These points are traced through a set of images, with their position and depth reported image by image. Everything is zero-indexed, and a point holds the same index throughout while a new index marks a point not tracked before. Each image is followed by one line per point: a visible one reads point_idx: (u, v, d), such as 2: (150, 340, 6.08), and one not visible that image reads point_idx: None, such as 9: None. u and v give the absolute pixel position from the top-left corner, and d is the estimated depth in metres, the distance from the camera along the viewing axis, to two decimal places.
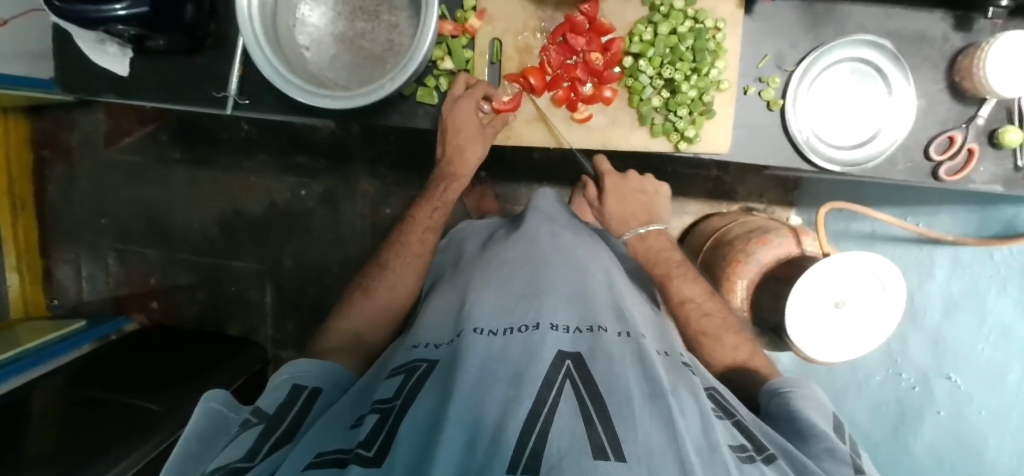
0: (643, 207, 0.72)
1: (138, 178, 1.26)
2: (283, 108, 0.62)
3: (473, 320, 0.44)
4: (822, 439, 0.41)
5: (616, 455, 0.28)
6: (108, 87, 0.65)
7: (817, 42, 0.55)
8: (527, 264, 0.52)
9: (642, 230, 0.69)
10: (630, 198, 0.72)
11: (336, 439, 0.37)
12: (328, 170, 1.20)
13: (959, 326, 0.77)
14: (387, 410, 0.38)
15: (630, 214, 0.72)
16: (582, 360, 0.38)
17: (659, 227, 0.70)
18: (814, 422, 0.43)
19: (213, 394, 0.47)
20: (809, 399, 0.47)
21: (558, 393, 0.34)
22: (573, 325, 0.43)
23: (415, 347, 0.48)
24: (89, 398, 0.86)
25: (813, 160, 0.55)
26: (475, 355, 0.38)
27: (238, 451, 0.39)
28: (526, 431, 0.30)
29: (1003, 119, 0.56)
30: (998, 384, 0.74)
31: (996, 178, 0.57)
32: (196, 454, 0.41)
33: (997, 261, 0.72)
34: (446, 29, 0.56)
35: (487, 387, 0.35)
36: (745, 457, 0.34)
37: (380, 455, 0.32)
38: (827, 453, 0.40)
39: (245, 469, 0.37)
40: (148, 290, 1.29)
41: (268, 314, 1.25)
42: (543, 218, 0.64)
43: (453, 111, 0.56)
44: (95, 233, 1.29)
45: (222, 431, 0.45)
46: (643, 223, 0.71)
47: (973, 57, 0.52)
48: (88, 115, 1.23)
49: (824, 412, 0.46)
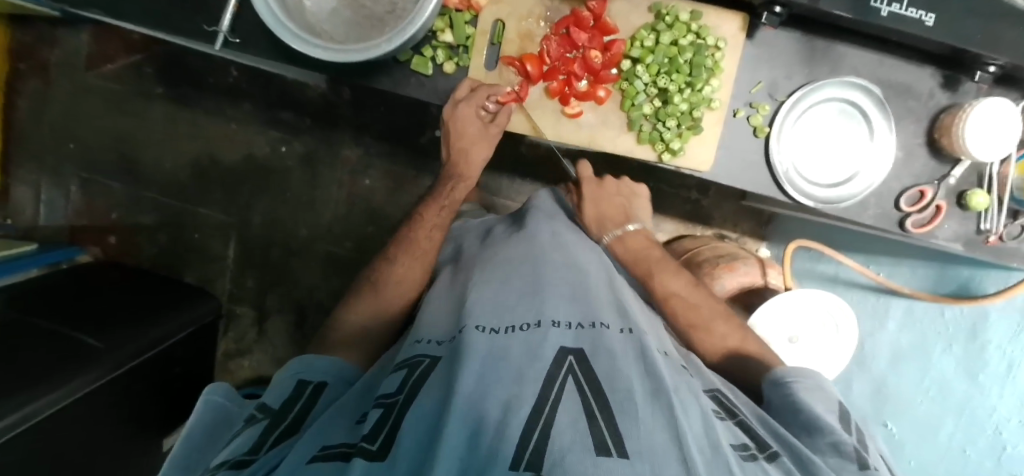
0: (620, 209, 0.72)
1: (114, 108, 1.22)
2: (275, 55, 0.60)
3: (473, 317, 0.43)
4: (827, 433, 0.41)
5: (620, 452, 0.28)
6: (93, 2, 0.61)
7: (811, 78, 0.57)
8: (528, 263, 0.52)
9: (620, 232, 0.69)
10: (607, 199, 0.73)
11: (340, 434, 0.35)
12: (313, 131, 1.17)
13: (900, 374, 0.80)
14: (390, 405, 0.36)
15: (607, 216, 0.71)
16: (585, 357, 0.38)
17: (637, 228, 0.70)
18: (817, 415, 0.42)
19: (216, 387, 0.46)
20: (816, 390, 0.46)
21: (560, 389, 0.34)
22: (574, 321, 0.43)
23: (417, 342, 0.47)
24: (23, 321, 0.82)
25: (788, 192, 0.56)
26: (476, 351, 0.37)
27: (241, 447, 0.37)
28: (528, 429, 0.30)
29: (973, 182, 0.58)
30: (930, 436, 0.75)
31: (957, 237, 0.59)
32: (197, 453, 0.40)
33: (947, 319, 0.72)
34: (451, 2, 0.55)
35: (490, 383, 0.34)
36: (746, 455, 0.35)
37: (384, 450, 0.31)
38: (832, 449, 0.40)
39: (248, 463, 0.35)
40: (107, 225, 1.24)
41: (229, 267, 1.22)
42: (544, 216, 0.64)
43: (456, 115, 0.57)
44: (60, 157, 1.24)
45: (228, 424, 0.44)
46: (620, 224, 0.71)
47: (954, 117, 0.54)
48: (71, 35, 1.18)
49: (829, 400, 0.46)
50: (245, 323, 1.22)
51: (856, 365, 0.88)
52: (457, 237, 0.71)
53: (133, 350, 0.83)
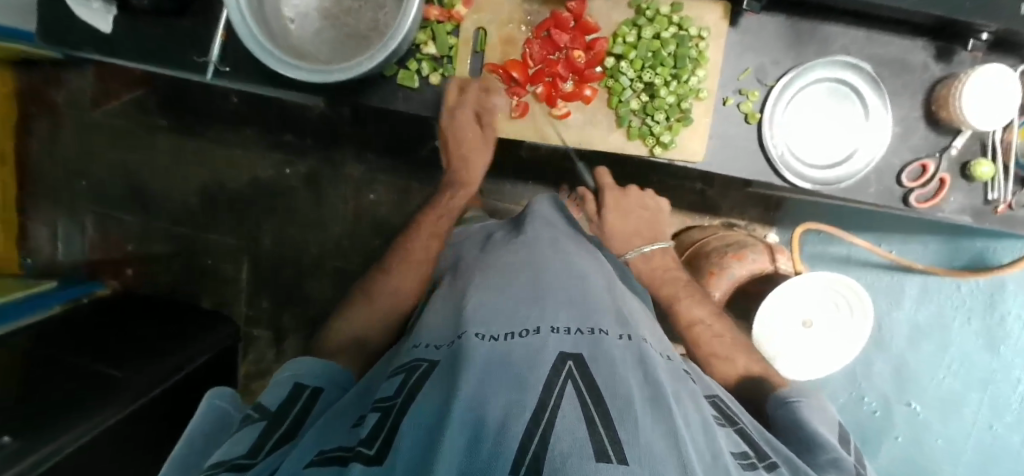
0: (648, 225, 0.76)
1: (122, 143, 1.25)
2: (265, 79, 0.61)
3: (473, 325, 0.43)
4: (826, 451, 0.42)
5: (619, 458, 0.28)
6: (89, 43, 0.63)
7: (799, 60, 0.56)
8: (526, 269, 0.52)
9: (648, 248, 0.72)
10: (632, 214, 0.77)
11: (338, 437, 0.36)
12: (315, 150, 1.19)
13: (921, 351, 0.77)
14: (388, 409, 0.37)
15: (634, 232, 0.75)
16: (584, 361, 0.37)
17: (663, 246, 0.73)
18: (819, 432, 0.44)
19: (219, 392, 0.48)
20: (819, 412, 0.48)
21: (560, 394, 0.33)
22: (574, 326, 0.42)
23: (415, 347, 0.47)
24: (47, 357, 0.84)
25: (785, 176, 0.56)
26: (477, 358, 0.37)
27: (240, 445, 0.37)
28: (529, 434, 0.29)
29: (976, 152, 0.56)
30: (955, 411, 0.74)
31: (964, 209, 0.58)
32: (193, 455, 0.40)
33: (963, 293, 0.72)
34: (431, 14, 0.55)
35: (489, 387, 0.34)
36: (746, 464, 0.35)
37: (381, 453, 0.31)
38: (832, 465, 0.41)
39: (247, 467, 0.35)
40: (123, 257, 1.28)
41: (243, 290, 1.24)
42: (543, 223, 0.64)
43: (451, 117, 0.60)
44: (75, 194, 1.27)
45: (226, 430, 0.45)
46: (648, 241, 0.74)
47: (950, 88, 0.53)
48: (76, 75, 1.22)
49: (829, 422, 0.47)
50: (262, 344, 1.23)
51: (872, 346, 0.83)
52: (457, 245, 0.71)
53: (152, 379, 0.84)
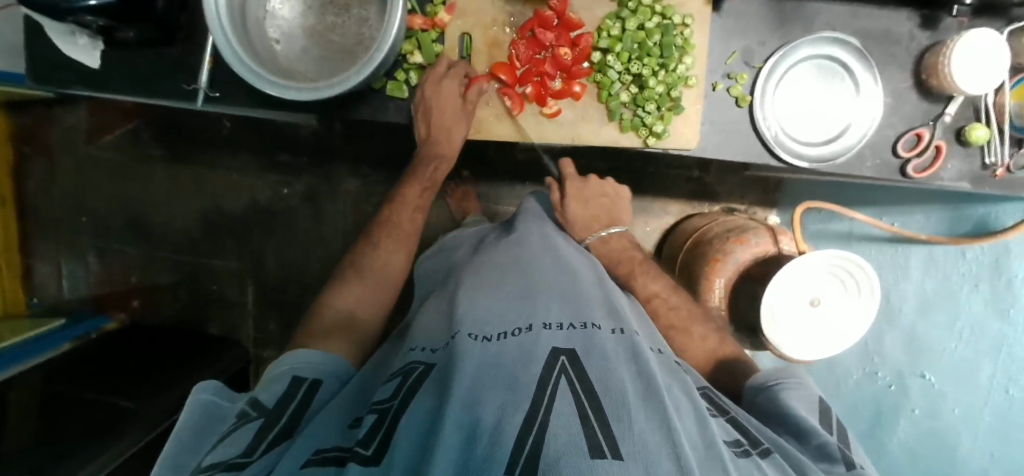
0: (605, 210, 0.74)
1: (119, 176, 1.25)
2: (255, 102, 0.61)
3: (466, 325, 0.43)
4: (814, 436, 0.41)
5: (614, 453, 0.28)
6: (80, 80, 0.64)
7: (785, 39, 0.56)
8: (518, 268, 0.52)
9: (604, 233, 0.71)
10: (592, 202, 0.74)
11: (335, 436, 0.37)
12: (311, 168, 1.19)
13: (932, 323, 0.76)
14: (385, 410, 0.38)
15: (591, 217, 0.72)
16: (576, 357, 0.37)
17: (619, 229, 0.73)
18: (801, 416, 0.42)
19: (204, 386, 0.46)
20: (799, 393, 0.46)
21: (553, 390, 0.34)
22: (566, 321, 0.43)
23: (413, 350, 0.47)
24: (60, 396, 0.84)
25: (781, 156, 0.56)
26: (470, 360, 0.37)
27: (236, 446, 0.37)
28: (524, 432, 0.30)
29: (970, 117, 0.56)
30: (970, 382, 0.72)
31: (963, 175, 0.57)
32: (188, 452, 0.39)
33: (969, 260, 0.70)
34: (415, 23, 0.55)
35: (484, 388, 0.34)
36: (740, 451, 0.35)
37: (379, 452, 0.32)
38: (821, 453, 0.39)
39: (245, 465, 0.35)
40: (128, 288, 1.28)
41: (250, 313, 1.24)
42: (534, 218, 0.66)
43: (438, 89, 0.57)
44: (76, 230, 1.28)
45: (219, 421, 0.42)
46: (604, 226, 0.72)
47: (939, 55, 0.53)
48: (69, 112, 1.22)
49: (811, 402, 0.46)
50: None
51: (882, 320, 0.83)
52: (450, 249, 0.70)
53: (166, 408, 0.84)
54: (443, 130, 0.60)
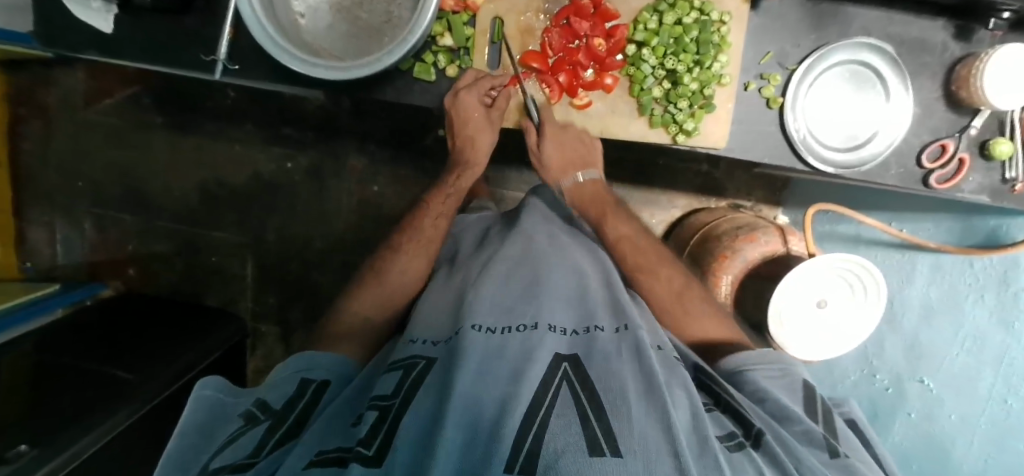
0: (583, 155, 0.62)
1: (118, 142, 1.22)
2: (275, 77, 0.60)
3: (471, 317, 0.44)
4: (798, 423, 0.41)
5: (613, 450, 0.29)
6: (90, 44, 0.61)
7: (821, 42, 0.55)
8: (525, 263, 0.53)
9: (580, 177, 0.64)
10: (572, 144, 0.60)
11: (338, 437, 0.36)
12: (317, 143, 1.17)
13: (936, 329, 0.78)
14: (385, 408, 0.37)
15: (570, 161, 0.63)
16: (579, 362, 0.38)
17: (594, 175, 0.64)
18: (785, 404, 0.43)
19: (207, 381, 0.45)
20: (781, 383, 0.48)
21: (555, 393, 0.34)
22: (570, 327, 0.44)
23: (411, 342, 0.47)
24: (61, 364, 0.84)
25: (809, 161, 0.55)
26: (473, 354, 0.38)
27: (241, 450, 0.36)
28: (524, 429, 0.30)
29: (994, 131, 0.56)
30: (968, 387, 0.76)
31: (983, 188, 0.58)
32: (193, 450, 0.38)
33: (976, 270, 0.73)
34: (447, 4, 0.54)
35: (486, 385, 0.35)
36: (734, 445, 0.35)
37: (380, 454, 0.31)
38: (804, 437, 0.40)
39: (249, 465, 0.34)
40: (125, 257, 1.26)
41: (249, 287, 1.23)
42: (540, 218, 0.62)
43: (457, 105, 0.56)
44: (71, 196, 1.25)
45: (224, 420, 0.42)
46: (579, 171, 0.63)
47: (971, 67, 0.53)
48: (67, 74, 1.18)
49: (796, 394, 0.47)
50: (271, 340, 1.23)
51: (885, 326, 0.84)
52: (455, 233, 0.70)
53: (167, 379, 0.84)
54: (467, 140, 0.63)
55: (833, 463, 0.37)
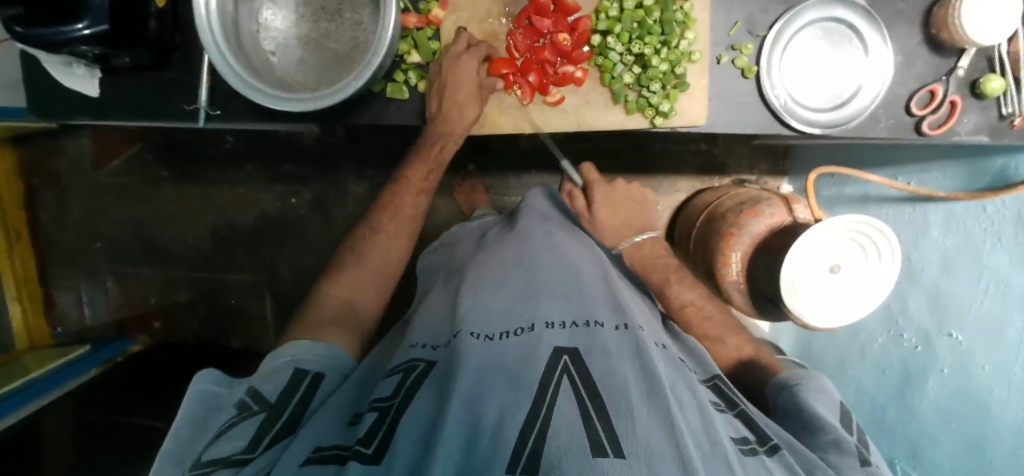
0: (636, 216, 0.69)
1: (128, 199, 1.26)
2: (255, 115, 0.61)
3: (468, 324, 0.44)
4: (827, 431, 0.41)
5: (616, 451, 0.28)
6: (81, 109, 0.64)
7: (788, 4, 0.55)
8: (518, 266, 0.52)
9: (638, 239, 0.68)
10: (622, 208, 0.69)
11: (336, 434, 0.36)
12: (316, 176, 1.19)
13: (956, 280, 0.74)
14: (385, 409, 0.37)
15: (623, 224, 0.68)
16: (579, 356, 0.38)
17: (652, 235, 0.69)
18: (819, 414, 0.42)
19: (207, 373, 0.45)
20: (820, 395, 0.46)
21: (555, 390, 0.34)
22: (569, 321, 0.43)
23: (414, 346, 0.47)
24: (95, 420, 0.86)
25: (792, 125, 0.55)
26: (471, 359, 0.38)
27: (237, 440, 0.37)
28: (525, 432, 0.30)
29: (984, 69, 0.54)
30: (999, 332, 0.68)
31: (980, 128, 0.56)
32: (191, 441, 0.39)
33: (990, 215, 0.69)
34: (410, 22, 0.56)
35: (486, 388, 0.35)
36: (746, 449, 0.34)
37: (379, 452, 0.32)
38: (833, 446, 0.40)
39: (245, 461, 0.36)
40: (148, 310, 1.30)
41: (269, 324, 1.26)
42: (536, 216, 0.63)
43: (453, 69, 0.54)
44: (91, 257, 1.30)
45: (219, 409, 0.42)
46: (637, 232, 0.68)
47: (948, 7, 0.51)
48: (74, 141, 1.23)
49: (830, 404, 0.45)
50: None
51: (906, 280, 0.83)
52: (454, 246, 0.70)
53: None
54: (455, 105, 0.55)
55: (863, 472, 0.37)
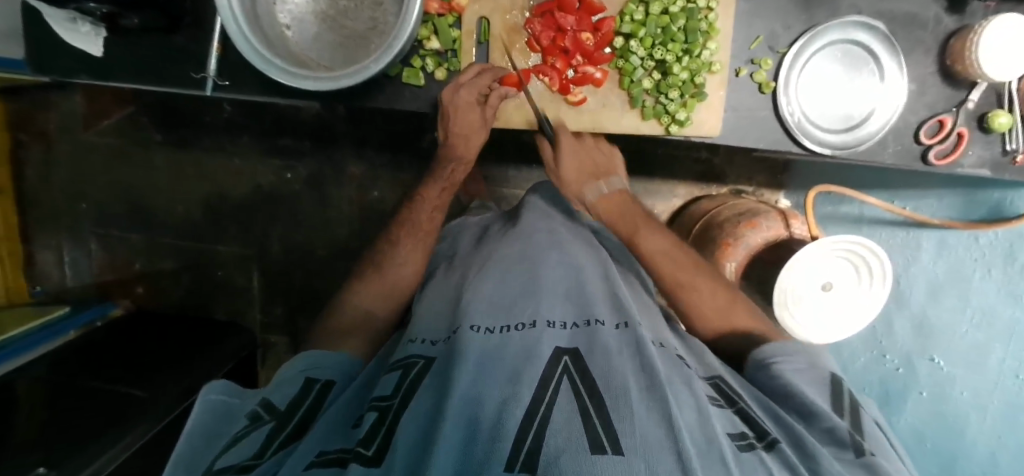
0: (600, 165, 0.63)
1: (118, 161, 1.23)
2: (264, 90, 0.60)
3: (469, 317, 0.44)
4: (824, 419, 0.40)
5: (615, 449, 0.28)
6: (81, 67, 0.62)
7: (811, 23, 0.55)
8: (522, 261, 0.52)
9: (601, 187, 0.62)
10: (588, 155, 0.62)
11: (337, 438, 0.36)
12: (314, 152, 1.17)
13: (943, 308, 0.77)
14: (385, 409, 0.37)
15: (587, 174, 0.62)
16: (580, 356, 0.38)
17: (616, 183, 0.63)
18: (810, 400, 0.42)
19: (214, 385, 0.44)
20: (808, 377, 0.46)
21: (555, 390, 0.34)
22: (570, 321, 0.44)
23: (412, 342, 0.47)
24: (74, 385, 0.84)
25: (804, 143, 0.55)
26: (471, 354, 0.38)
27: (246, 449, 0.37)
28: (524, 428, 0.30)
29: (993, 103, 0.56)
30: (978, 363, 0.75)
31: (983, 162, 0.57)
32: (198, 453, 0.38)
33: (981, 244, 0.72)
34: (432, 7, 0.56)
35: (486, 383, 0.35)
36: (743, 445, 0.34)
37: (380, 454, 0.32)
38: (830, 436, 0.39)
39: (252, 467, 0.35)
40: (132, 275, 1.27)
41: (256, 298, 1.24)
42: (539, 209, 0.63)
43: (453, 100, 0.57)
44: (76, 218, 1.26)
45: (229, 420, 0.42)
46: (600, 181, 0.62)
47: (965, 41, 0.52)
48: (65, 97, 1.20)
49: (822, 389, 0.45)
50: (280, 350, 1.24)
51: (892, 302, 0.84)
52: (453, 235, 0.70)
53: (177, 393, 0.84)
54: (460, 135, 0.62)
55: (860, 464, 0.37)
